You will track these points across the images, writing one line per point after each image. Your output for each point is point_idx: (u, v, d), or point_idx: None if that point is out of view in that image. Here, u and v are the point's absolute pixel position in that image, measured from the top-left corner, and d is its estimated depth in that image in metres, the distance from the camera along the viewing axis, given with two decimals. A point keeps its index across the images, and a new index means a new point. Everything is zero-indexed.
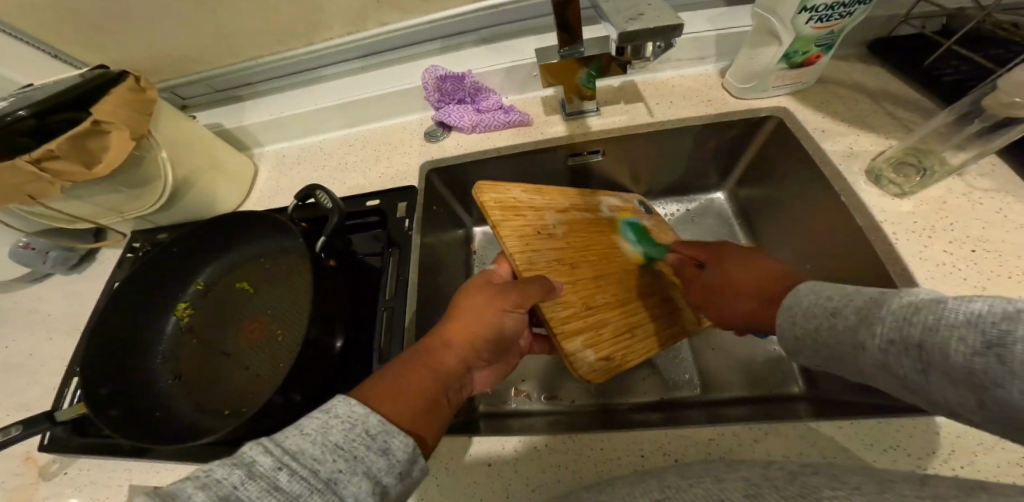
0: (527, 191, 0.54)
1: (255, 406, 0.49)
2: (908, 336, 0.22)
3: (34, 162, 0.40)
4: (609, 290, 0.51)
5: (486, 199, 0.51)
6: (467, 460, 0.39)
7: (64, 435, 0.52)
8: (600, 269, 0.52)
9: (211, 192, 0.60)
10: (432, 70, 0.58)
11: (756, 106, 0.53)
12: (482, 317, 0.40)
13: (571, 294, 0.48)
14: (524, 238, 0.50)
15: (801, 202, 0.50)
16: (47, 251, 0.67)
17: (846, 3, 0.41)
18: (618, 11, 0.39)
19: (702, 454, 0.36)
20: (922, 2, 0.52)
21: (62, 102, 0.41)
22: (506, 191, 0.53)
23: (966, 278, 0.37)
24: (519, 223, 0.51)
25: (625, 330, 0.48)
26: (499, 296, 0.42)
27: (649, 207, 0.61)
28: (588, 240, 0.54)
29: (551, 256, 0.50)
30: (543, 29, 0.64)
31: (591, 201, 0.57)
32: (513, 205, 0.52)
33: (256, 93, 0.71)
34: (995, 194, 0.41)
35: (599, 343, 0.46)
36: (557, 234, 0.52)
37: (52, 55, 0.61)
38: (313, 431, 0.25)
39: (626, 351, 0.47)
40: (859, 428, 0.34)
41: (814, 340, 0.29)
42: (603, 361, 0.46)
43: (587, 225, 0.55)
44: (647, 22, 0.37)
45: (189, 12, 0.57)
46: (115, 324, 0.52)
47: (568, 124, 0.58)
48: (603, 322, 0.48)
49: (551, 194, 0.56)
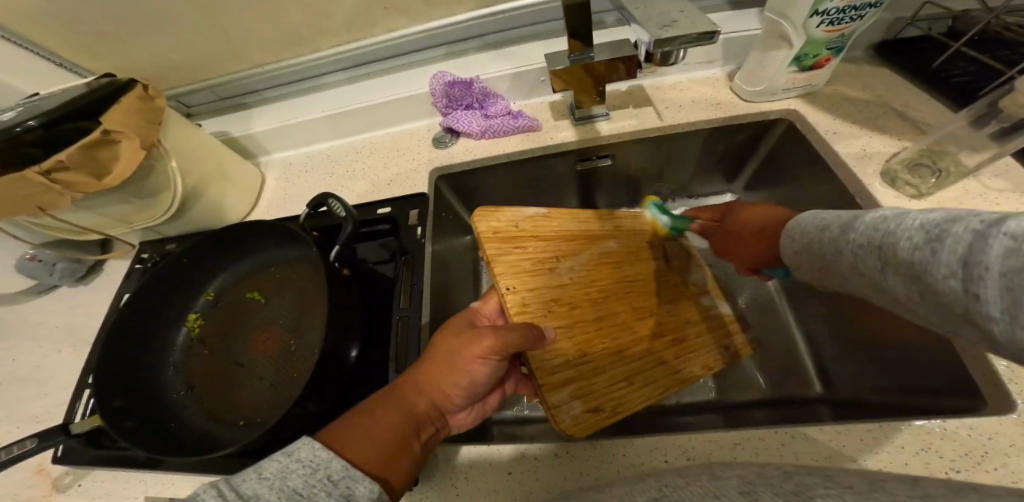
0: (535, 217, 0.54)
1: (270, 415, 0.49)
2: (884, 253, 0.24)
3: (44, 173, 0.40)
4: (610, 334, 0.49)
5: (484, 228, 0.52)
6: (488, 466, 0.39)
7: (78, 446, 0.52)
8: (602, 309, 0.50)
9: (220, 201, 0.60)
10: (440, 77, 0.58)
11: (765, 109, 0.54)
12: (456, 362, 0.40)
13: (565, 339, 0.47)
14: (521, 275, 0.50)
15: (815, 203, 0.50)
16: (53, 262, 0.67)
17: (857, 6, 0.42)
18: (652, 19, 0.38)
19: (726, 457, 0.35)
20: (929, 3, 0.52)
21: (73, 110, 0.41)
22: (509, 220, 0.53)
23: None
24: (516, 255, 0.51)
25: (622, 377, 0.46)
26: (475, 342, 0.40)
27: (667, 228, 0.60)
28: (592, 278, 0.52)
29: (548, 295, 0.49)
30: (551, 34, 0.64)
31: (607, 224, 0.57)
32: (514, 237, 0.52)
33: (262, 100, 0.71)
34: (1010, 195, 0.42)
35: (588, 393, 0.44)
36: (557, 272, 0.51)
37: (57, 64, 0.61)
38: (271, 475, 0.27)
39: (619, 400, 0.44)
40: (882, 431, 0.34)
41: (808, 250, 0.32)
42: (590, 412, 0.43)
43: (593, 259, 0.53)
44: (678, 30, 0.37)
45: (198, 20, 0.57)
46: (129, 335, 0.53)
47: (577, 130, 0.58)
48: (596, 373, 0.46)
49: (561, 225, 0.54)
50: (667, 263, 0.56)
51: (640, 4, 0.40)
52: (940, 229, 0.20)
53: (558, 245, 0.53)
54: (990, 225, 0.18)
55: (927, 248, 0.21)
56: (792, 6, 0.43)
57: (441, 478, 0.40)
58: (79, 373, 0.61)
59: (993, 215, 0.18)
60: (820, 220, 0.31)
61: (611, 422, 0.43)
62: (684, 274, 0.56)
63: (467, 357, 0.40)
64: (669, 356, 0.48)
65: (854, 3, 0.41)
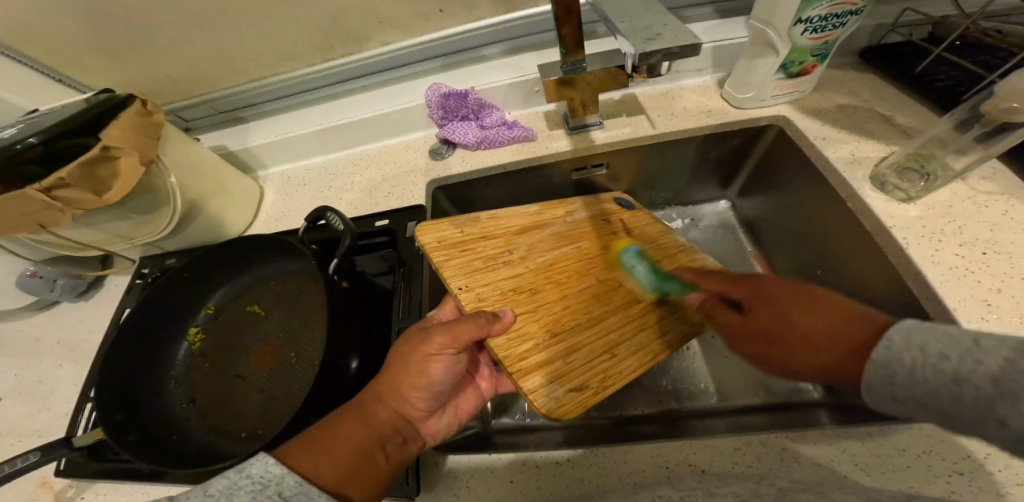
0: (477, 217, 0.51)
1: (272, 427, 0.49)
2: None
3: (45, 191, 0.40)
4: (581, 311, 0.46)
5: (428, 239, 0.48)
6: (489, 474, 0.39)
7: (82, 459, 0.53)
8: (565, 289, 0.47)
9: (219, 216, 0.60)
10: (436, 88, 0.59)
11: (755, 115, 0.55)
12: (411, 366, 0.40)
13: (532, 324, 0.44)
14: (474, 274, 0.47)
15: (808, 207, 0.51)
16: (54, 279, 0.68)
17: (839, 14, 0.43)
18: (634, 31, 0.39)
19: (727, 463, 0.36)
20: (909, 10, 0.53)
21: (73, 127, 0.40)
22: (452, 226, 0.50)
23: (980, 282, 0.37)
24: (468, 258, 0.48)
25: (603, 351, 0.43)
26: (425, 339, 0.40)
27: (628, 201, 0.59)
28: (552, 259, 0.49)
29: (504, 287, 0.46)
30: (545, 44, 0.65)
31: (561, 210, 0.55)
32: (460, 240, 0.49)
33: (259, 114, 0.71)
34: (998, 198, 0.42)
35: (566, 372, 0.41)
36: (511, 263, 0.48)
37: (56, 79, 0.61)
38: (217, 493, 0.26)
39: (603, 375, 0.42)
40: (885, 437, 0.34)
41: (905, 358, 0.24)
42: (571, 392, 0.40)
43: (552, 240, 0.51)
44: (661, 41, 0.38)
45: (198, 36, 0.59)
46: (130, 347, 0.53)
47: (572, 139, 0.59)
48: (572, 350, 0.43)
49: (506, 219, 0.52)
50: (630, 236, 0.54)
51: (624, 17, 0.40)
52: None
53: (508, 238, 0.50)
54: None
55: None
56: (777, 14, 0.44)
57: (440, 488, 0.40)
58: (80, 388, 0.61)
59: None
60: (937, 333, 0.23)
61: (599, 399, 0.40)
62: (660, 235, 0.56)
63: (420, 357, 0.40)
64: (651, 320, 0.47)
65: (836, 11, 0.42)
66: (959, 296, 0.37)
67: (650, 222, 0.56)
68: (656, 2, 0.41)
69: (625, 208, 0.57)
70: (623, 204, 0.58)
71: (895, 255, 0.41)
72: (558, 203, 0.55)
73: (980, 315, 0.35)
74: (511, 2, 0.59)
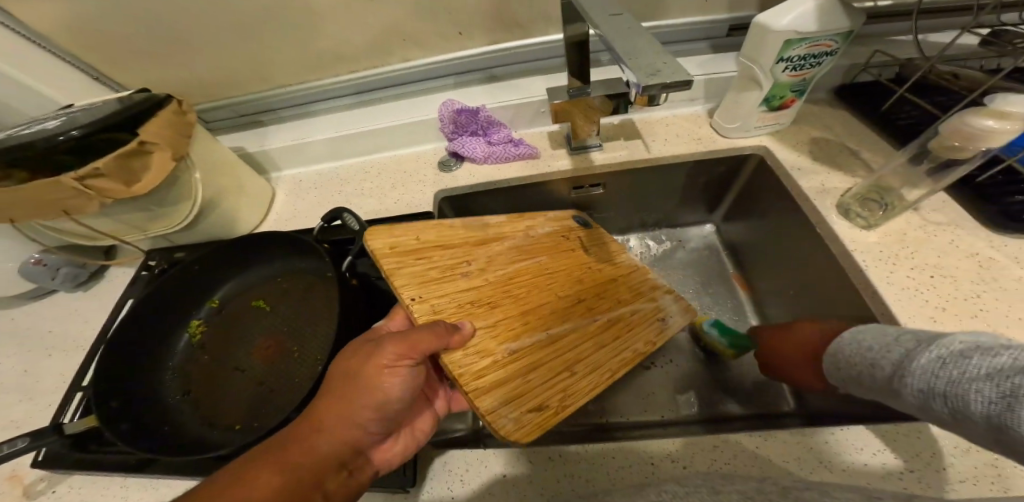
0: (431, 227, 0.50)
1: (265, 422, 0.50)
2: (925, 374, 0.25)
3: (79, 180, 0.42)
4: (540, 327, 0.45)
5: (379, 245, 0.46)
6: (485, 469, 0.41)
7: (60, 450, 0.52)
8: (523, 305, 0.46)
9: (232, 213, 0.62)
10: (449, 104, 0.63)
11: (740, 144, 0.60)
12: (360, 385, 0.38)
13: (490, 340, 0.42)
14: (427, 284, 0.44)
15: (785, 231, 0.55)
16: (57, 268, 0.68)
17: (816, 55, 0.49)
18: (637, 64, 0.39)
19: (707, 461, 0.38)
20: (877, 53, 0.60)
21: (113, 123, 0.43)
22: (406, 233, 0.48)
23: (929, 300, 0.42)
24: (420, 268, 0.45)
25: (562, 369, 0.43)
26: (379, 351, 0.38)
27: (583, 219, 0.61)
28: (510, 274, 0.49)
29: (461, 299, 0.44)
30: (553, 69, 0.70)
31: (520, 225, 0.55)
32: (415, 248, 0.47)
33: (278, 119, 0.75)
34: (947, 227, 0.47)
35: (524, 391, 0.40)
36: (468, 275, 0.47)
37: (94, 78, 0.65)
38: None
39: (561, 395, 0.42)
40: (840, 437, 0.38)
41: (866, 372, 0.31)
42: (529, 412, 0.39)
43: (511, 253, 0.51)
44: (665, 76, 0.38)
45: (229, 43, 0.62)
46: (131, 338, 0.54)
47: (573, 158, 0.63)
48: (531, 369, 0.42)
49: (462, 227, 0.51)
50: (587, 251, 0.57)
51: (626, 51, 0.40)
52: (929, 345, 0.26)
53: (465, 248, 0.49)
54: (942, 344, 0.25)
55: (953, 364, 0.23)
56: (762, 53, 0.49)
57: (436, 479, 0.42)
58: (70, 378, 0.61)
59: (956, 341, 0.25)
60: (867, 345, 0.32)
61: (558, 418, 0.40)
62: (614, 259, 0.58)
63: (369, 376, 0.38)
64: (605, 338, 0.48)
65: (813, 52, 0.48)
66: (911, 313, 0.41)
67: (603, 245, 0.59)
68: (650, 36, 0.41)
69: (581, 226, 0.60)
70: (579, 222, 0.60)
71: (859, 278, 0.45)
72: (519, 218, 0.56)
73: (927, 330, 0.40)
74: (525, 28, 0.64)
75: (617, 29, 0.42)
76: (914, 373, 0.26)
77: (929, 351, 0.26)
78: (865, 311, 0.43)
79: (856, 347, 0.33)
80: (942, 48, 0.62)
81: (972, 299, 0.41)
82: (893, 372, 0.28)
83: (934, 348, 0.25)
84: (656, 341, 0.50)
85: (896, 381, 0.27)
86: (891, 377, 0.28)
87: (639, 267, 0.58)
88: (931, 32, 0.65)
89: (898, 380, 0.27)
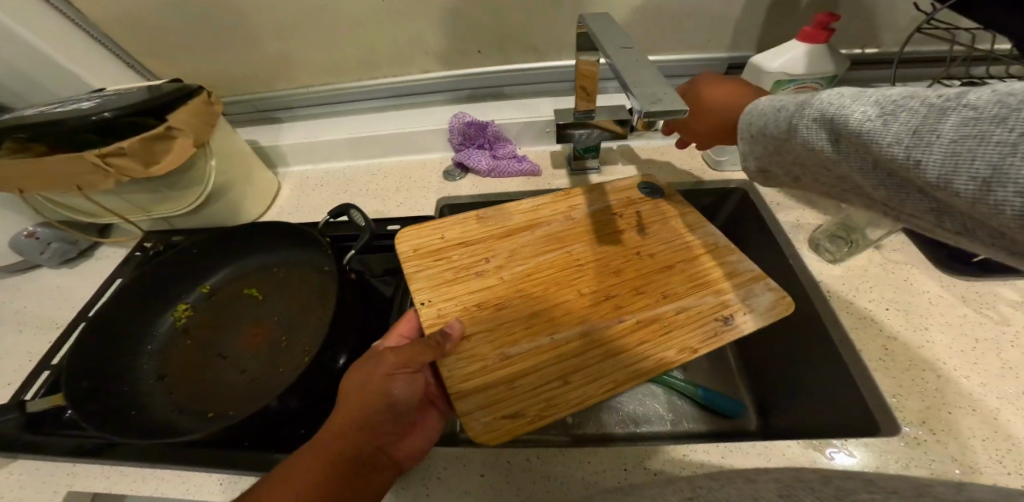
0: (456, 227, 0.55)
1: (241, 410, 0.50)
2: (963, 131, 0.20)
3: (102, 157, 0.44)
4: (544, 331, 0.46)
5: (405, 248, 0.52)
6: (462, 467, 0.41)
7: (13, 431, 0.50)
8: (532, 306, 0.48)
9: (238, 203, 0.64)
10: (460, 117, 0.67)
11: (728, 178, 0.64)
12: (369, 389, 0.39)
13: (486, 344, 0.45)
14: (439, 287, 0.49)
15: (763, 261, 0.59)
16: (48, 242, 0.68)
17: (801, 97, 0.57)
18: (638, 89, 0.34)
19: (678, 468, 0.39)
20: None
21: (144, 108, 0.45)
22: (433, 234, 0.54)
23: (883, 329, 0.47)
24: (440, 267, 0.51)
25: (555, 377, 0.42)
26: (381, 360, 0.40)
27: (656, 187, 0.60)
28: (528, 270, 0.51)
29: (469, 301, 0.48)
30: (561, 93, 0.75)
31: (554, 212, 0.57)
32: (437, 248, 0.52)
33: (293, 117, 0.77)
34: (903, 265, 0.53)
35: (505, 399, 0.41)
36: (482, 274, 0.50)
37: (130, 65, 0.68)
38: None
39: (545, 404, 0.41)
40: (802, 448, 0.39)
41: (763, 132, 0.34)
42: (502, 418, 0.40)
43: (541, 243, 0.53)
44: (669, 104, 0.32)
45: (258, 40, 0.65)
46: (114, 317, 0.55)
47: (572, 179, 0.67)
48: (519, 375, 0.43)
49: (492, 223, 0.55)
50: (641, 231, 0.54)
51: (632, 78, 0.36)
52: (898, 104, 0.24)
53: (488, 245, 0.53)
54: (947, 97, 0.22)
55: (883, 121, 0.24)
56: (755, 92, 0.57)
57: (411, 475, 0.41)
58: (39, 355, 0.60)
59: (952, 91, 0.22)
60: (779, 100, 0.33)
61: (534, 427, 0.40)
62: (675, 239, 0.53)
63: (378, 378, 0.39)
64: (632, 343, 0.44)
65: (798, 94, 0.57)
66: (865, 340, 0.46)
67: (662, 224, 0.55)
68: (655, 68, 0.37)
69: (649, 197, 0.58)
70: (650, 191, 0.59)
71: (824, 307, 0.49)
72: (563, 198, 0.58)
73: (877, 355, 0.44)
74: (540, 52, 0.69)
75: (625, 57, 0.38)
76: (855, 115, 0.26)
77: (957, 110, 0.21)
78: (829, 336, 0.47)
79: (766, 107, 0.34)
80: None
81: (919, 333, 0.46)
82: (912, 142, 0.22)
83: (897, 94, 0.24)
84: (700, 348, 0.43)
85: (919, 152, 0.22)
86: (785, 130, 0.32)
87: (707, 247, 0.52)
88: (908, 80, 0.72)
89: (922, 154, 0.22)
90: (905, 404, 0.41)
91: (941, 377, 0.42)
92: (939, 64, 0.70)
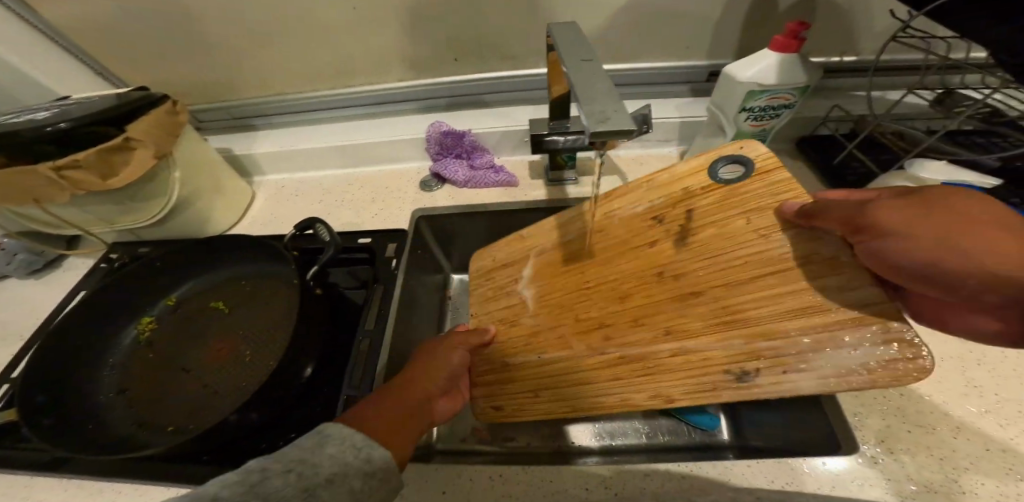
0: (506, 243, 0.57)
1: (203, 424, 0.49)
2: None
3: (56, 170, 0.43)
4: (536, 349, 0.46)
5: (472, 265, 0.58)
6: (424, 486, 0.41)
7: None
8: (540, 323, 0.48)
9: (207, 212, 0.63)
10: (437, 126, 0.67)
11: None
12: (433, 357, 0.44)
13: (495, 353, 0.48)
14: (483, 302, 0.53)
15: None
16: (14, 253, 0.67)
17: (774, 108, 0.56)
18: (589, 106, 0.33)
19: (640, 489, 0.39)
20: (835, 109, 0.68)
21: (99, 118, 0.44)
22: (486, 255, 0.58)
23: None
24: (486, 285, 0.55)
25: (528, 389, 0.45)
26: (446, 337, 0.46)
27: (749, 170, 0.45)
28: (548, 286, 0.50)
29: (497, 316, 0.51)
30: (540, 102, 0.74)
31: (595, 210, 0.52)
32: (489, 269, 0.56)
33: (270, 125, 0.76)
34: None
35: (495, 397, 0.45)
36: (513, 293, 0.52)
37: (97, 72, 0.67)
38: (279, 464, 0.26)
39: (518, 407, 0.44)
40: (763, 466, 0.39)
41: None
42: (490, 410, 0.45)
43: (568, 253, 0.51)
44: (616, 123, 0.31)
45: (231, 47, 0.64)
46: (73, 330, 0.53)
47: (550, 189, 0.67)
48: (512, 385, 0.45)
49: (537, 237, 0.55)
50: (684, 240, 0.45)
51: (586, 94, 0.35)
52: None
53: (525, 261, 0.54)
54: None
55: None
56: (727, 104, 0.58)
57: None
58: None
59: None
60: None
61: (508, 421, 0.44)
62: (730, 250, 0.42)
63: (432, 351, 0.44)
64: (602, 378, 0.41)
65: (772, 105, 0.56)
66: None
67: (721, 228, 0.44)
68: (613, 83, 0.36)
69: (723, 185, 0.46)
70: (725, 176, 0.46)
71: None
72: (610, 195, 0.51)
73: None
74: (519, 60, 0.69)
75: (584, 71, 0.38)
76: None
77: None
78: None
79: None
80: (889, 106, 0.70)
81: None
82: None
83: None
84: (677, 399, 0.38)
85: None
86: None
87: (796, 260, 0.39)
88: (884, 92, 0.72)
89: None
90: (867, 423, 0.41)
91: (906, 392, 0.42)
92: (914, 73, 0.71)
